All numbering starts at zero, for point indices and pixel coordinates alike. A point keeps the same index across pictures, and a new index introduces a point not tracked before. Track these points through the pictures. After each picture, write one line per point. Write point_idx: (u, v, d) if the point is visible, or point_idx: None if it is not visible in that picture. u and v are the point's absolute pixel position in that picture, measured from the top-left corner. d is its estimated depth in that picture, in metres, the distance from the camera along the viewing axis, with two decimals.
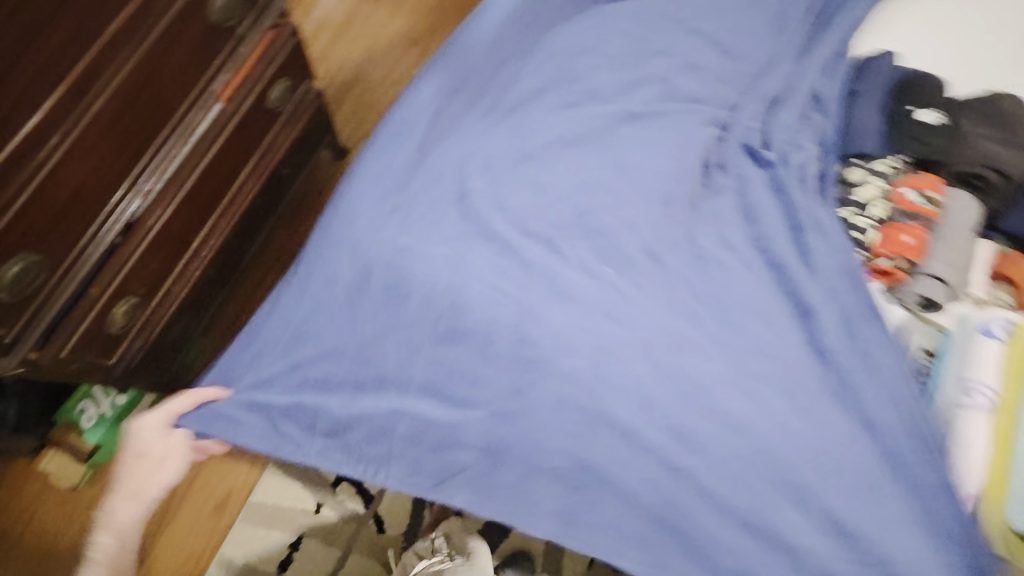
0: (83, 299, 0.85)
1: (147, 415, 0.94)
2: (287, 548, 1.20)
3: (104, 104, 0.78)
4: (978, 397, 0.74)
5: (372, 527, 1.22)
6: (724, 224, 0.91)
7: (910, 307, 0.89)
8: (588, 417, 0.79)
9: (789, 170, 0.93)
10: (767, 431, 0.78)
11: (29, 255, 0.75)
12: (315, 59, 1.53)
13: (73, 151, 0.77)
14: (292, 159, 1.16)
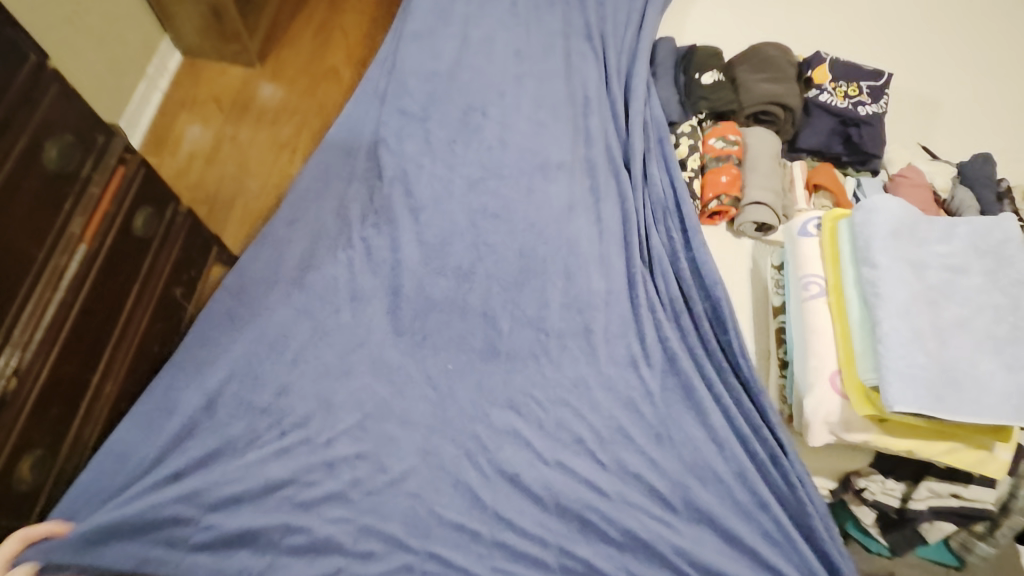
0: None
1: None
2: None
3: None
4: (813, 287, 0.83)
5: None
6: (581, 237, 1.02)
7: (749, 233, 1.04)
8: (498, 428, 0.91)
9: (626, 172, 1.08)
10: (644, 399, 0.92)
11: None
12: (191, 190, 1.59)
13: None
14: (182, 277, 1.17)
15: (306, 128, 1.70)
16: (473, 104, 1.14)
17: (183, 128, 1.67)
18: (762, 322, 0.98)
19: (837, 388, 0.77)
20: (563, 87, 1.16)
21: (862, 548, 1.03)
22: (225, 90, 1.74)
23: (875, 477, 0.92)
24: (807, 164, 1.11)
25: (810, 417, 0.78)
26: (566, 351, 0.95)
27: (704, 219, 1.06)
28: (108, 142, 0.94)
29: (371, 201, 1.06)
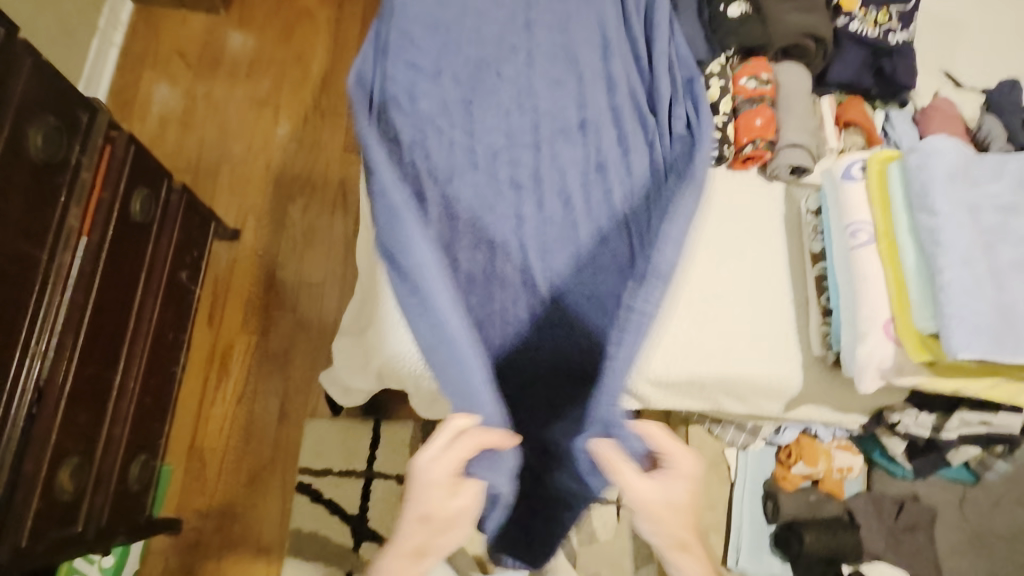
0: (30, 486, 0.75)
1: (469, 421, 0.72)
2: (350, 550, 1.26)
3: None
4: (862, 234, 0.83)
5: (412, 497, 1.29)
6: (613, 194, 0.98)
7: (783, 177, 1.02)
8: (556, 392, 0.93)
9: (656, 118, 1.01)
10: (689, 350, 0.93)
11: None
12: (171, 159, 1.48)
13: None
14: (185, 259, 1.11)
15: (286, 81, 1.57)
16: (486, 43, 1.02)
17: (149, 88, 1.52)
18: (798, 266, 0.98)
19: (890, 335, 0.79)
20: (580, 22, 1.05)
21: (888, 474, 1.10)
22: (190, 41, 1.57)
23: (909, 411, 0.96)
24: (835, 100, 1.08)
25: (863, 365, 0.79)
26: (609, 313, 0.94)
27: (737, 164, 1.02)
28: (92, 121, 0.84)
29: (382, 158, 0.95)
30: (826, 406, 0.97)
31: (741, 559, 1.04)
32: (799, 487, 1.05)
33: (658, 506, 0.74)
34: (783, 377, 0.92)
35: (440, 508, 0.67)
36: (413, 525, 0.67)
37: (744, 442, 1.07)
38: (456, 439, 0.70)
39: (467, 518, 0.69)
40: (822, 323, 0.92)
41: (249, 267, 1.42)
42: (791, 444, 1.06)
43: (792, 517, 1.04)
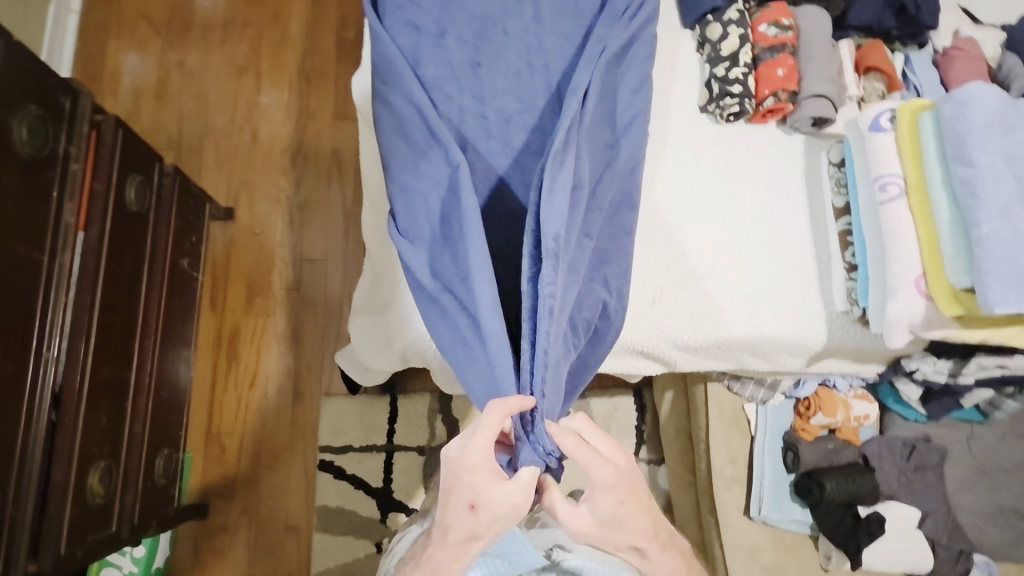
0: (62, 494, 0.74)
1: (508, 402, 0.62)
2: (378, 522, 1.28)
3: None
4: (892, 188, 0.81)
5: (435, 465, 1.30)
6: None
7: (803, 129, 0.99)
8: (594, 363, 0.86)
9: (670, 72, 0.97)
10: (719, 310, 0.91)
11: None
12: (150, 136, 1.39)
13: None
14: (184, 245, 1.06)
15: (264, 44, 1.47)
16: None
17: (117, 58, 1.41)
18: (821, 222, 0.96)
19: (921, 291, 0.79)
20: None
21: (900, 418, 1.13)
22: (155, 4, 1.45)
23: (927, 358, 0.98)
24: (854, 43, 1.03)
25: (893, 321, 0.80)
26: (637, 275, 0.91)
27: (757, 118, 0.98)
28: (76, 106, 0.77)
29: (387, 127, 0.90)
30: (845, 358, 0.99)
31: (764, 508, 1.06)
32: (816, 436, 1.09)
33: (594, 531, 0.63)
34: (809, 336, 0.92)
35: (480, 501, 0.60)
36: (462, 510, 0.61)
37: (764, 397, 1.10)
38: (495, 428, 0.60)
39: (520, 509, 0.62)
40: (847, 279, 0.91)
41: (247, 246, 1.37)
42: (809, 396, 1.09)
43: (811, 466, 1.07)
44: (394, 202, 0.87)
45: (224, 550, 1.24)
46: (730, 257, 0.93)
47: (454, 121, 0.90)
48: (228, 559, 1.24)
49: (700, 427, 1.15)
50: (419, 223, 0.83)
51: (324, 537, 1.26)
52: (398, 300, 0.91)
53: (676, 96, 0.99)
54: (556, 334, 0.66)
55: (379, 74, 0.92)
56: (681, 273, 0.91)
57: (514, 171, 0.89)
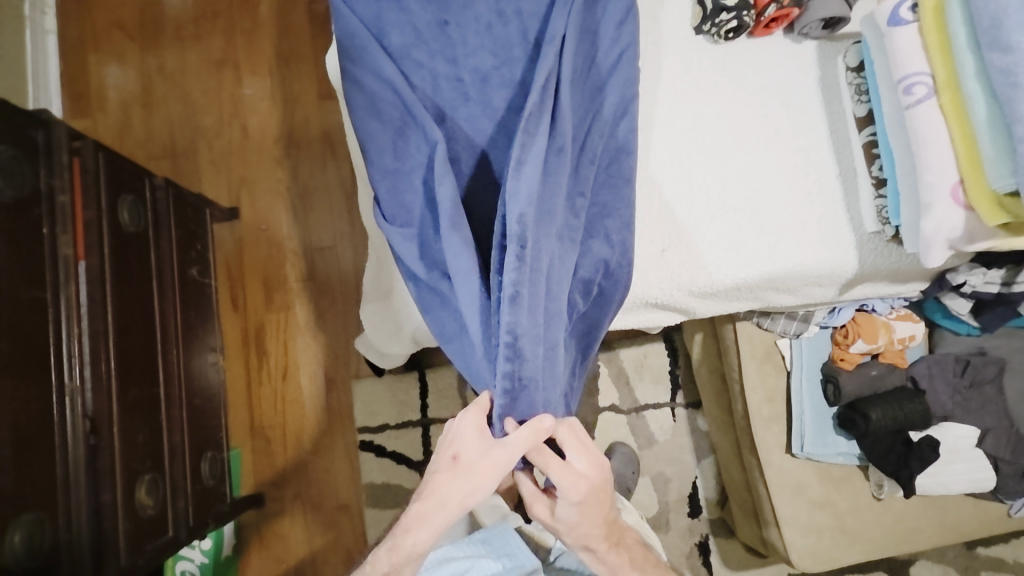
0: (113, 511, 0.77)
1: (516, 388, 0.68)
2: None
3: None
4: (919, 89, 0.72)
5: None
6: None
7: (814, 35, 0.88)
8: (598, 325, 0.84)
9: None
10: (735, 250, 0.85)
11: (31, 522, 0.67)
12: (145, 147, 1.39)
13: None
14: (191, 255, 1.07)
15: (237, 33, 1.42)
16: None
17: (99, 72, 1.40)
18: (842, 135, 0.87)
19: (959, 201, 0.71)
20: None
21: (951, 333, 1.05)
22: (125, 10, 1.42)
23: (976, 270, 0.89)
24: None
25: (929, 239, 0.72)
26: (647, 220, 0.85)
27: (760, 30, 0.88)
28: (50, 138, 0.76)
29: (359, 108, 0.85)
30: (881, 281, 0.92)
31: (807, 444, 1.02)
32: (857, 364, 1.02)
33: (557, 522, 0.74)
34: (838, 263, 0.85)
35: (464, 457, 0.67)
36: (445, 462, 0.68)
37: (797, 330, 1.04)
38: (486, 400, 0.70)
39: (497, 475, 0.66)
40: (876, 196, 0.83)
41: (257, 244, 1.38)
42: (847, 324, 1.02)
43: (854, 397, 1.01)
44: (377, 186, 0.83)
45: (284, 535, 1.31)
46: (742, 190, 0.86)
47: (427, 88, 0.85)
48: (291, 541, 1.31)
49: (733, 368, 1.09)
50: (406, 205, 0.80)
51: (375, 512, 1.31)
52: (400, 287, 0.91)
53: (666, 19, 0.90)
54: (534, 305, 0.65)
55: (343, 49, 0.86)
56: (691, 217, 0.85)
57: (497, 133, 0.84)
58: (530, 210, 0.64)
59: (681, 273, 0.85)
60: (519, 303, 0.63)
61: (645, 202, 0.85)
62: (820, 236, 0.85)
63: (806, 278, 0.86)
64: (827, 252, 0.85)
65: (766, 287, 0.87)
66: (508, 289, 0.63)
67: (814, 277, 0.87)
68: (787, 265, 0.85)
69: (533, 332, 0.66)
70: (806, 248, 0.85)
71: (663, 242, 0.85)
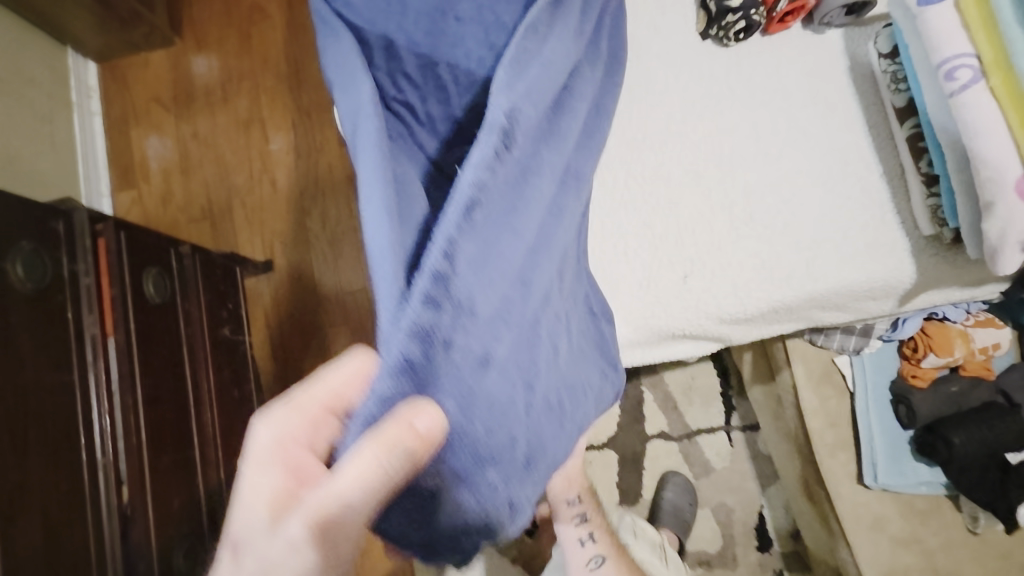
0: None
1: (350, 362, 0.54)
2: None
3: (15, 431, 0.66)
4: (963, 73, 0.62)
5: None
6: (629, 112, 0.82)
7: (837, 22, 0.79)
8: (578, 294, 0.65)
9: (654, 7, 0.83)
10: (767, 267, 0.76)
11: None
12: (185, 210, 1.46)
13: (33, 492, 0.67)
14: (222, 314, 1.10)
15: (261, 92, 1.48)
16: None
17: (141, 145, 1.49)
18: (882, 130, 0.78)
19: None
20: None
21: None
22: (160, 84, 1.51)
23: None
24: None
25: (998, 241, 0.62)
26: (663, 242, 0.79)
27: (774, 26, 0.80)
28: (70, 225, 0.81)
29: None
30: (950, 287, 0.79)
31: (881, 475, 0.90)
32: (933, 380, 0.91)
33: None
34: (891, 273, 0.75)
35: (248, 542, 0.47)
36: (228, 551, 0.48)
37: (857, 346, 0.93)
38: (297, 430, 0.52)
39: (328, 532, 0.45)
40: (928, 196, 0.72)
41: (293, 293, 1.41)
42: (915, 336, 0.91)
43: (931, 417, 0.90)
44: None
45: None
46: (771, 199, 0.78)
47: None
48: None
49: (788, 390, 0.99)
50: None
51: None
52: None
53: (670, 30, 0.84)
54: (496, 244, 0.46)
55: None
56: (714, 234, 0.78)
57: None
58: (523, 111, 0.49)
59: (706, 300, 0.77)
60: (477, 223, 0.44)
61: (659, 224, 0.79)
62: (867, 243, 0.76)
63: (858, 290, 0.76)
64: (876, 261, 0.75)
65: (811, 303, 0.78)
66: (465, 194, 0.43)
67: (866, 291, 0.77)
68: (831, 279, 0.76)
69: (490, 278, 0.45)
70: (851, 258, 0.75)
71: (682, 265, 0.78)
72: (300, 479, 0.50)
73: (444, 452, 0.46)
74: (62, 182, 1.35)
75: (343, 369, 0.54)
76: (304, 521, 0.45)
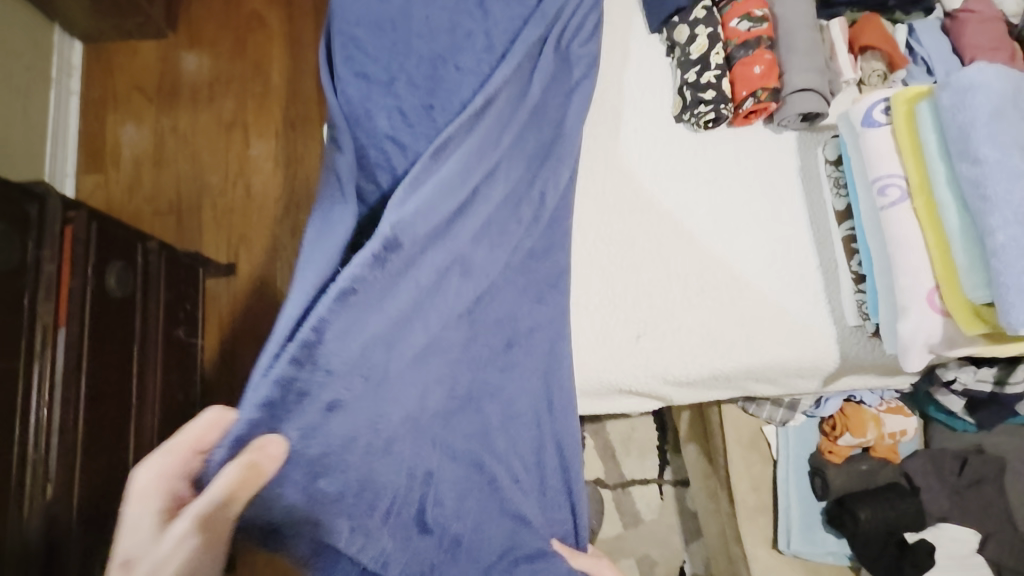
0: None
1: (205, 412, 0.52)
2: None
3: None
4: (893, 191, 0.71)
5: None
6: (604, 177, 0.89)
7: (793, 126, 0.89)
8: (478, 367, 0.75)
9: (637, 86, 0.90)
10: (712, 338, 0.83)
11: None
12: (152, 203, 1.44)
13: None
14: (178, 316, 1.09)
15: (248, 98, 1.49)
16: (438, 34, 0.90)
17: (116, 131, 1.47)
18: (822, 226, 0.87)
19: (936, 305, 0.69)
20: None
21: (946, 429, 1.01)
22: (145, 73, 1.50)
23: (965, 367, 0.86)
24: (847, 21, 0.93)
25: (907, 342, 0.70)
26: (622, 301, 0.84)
27: (739, 121, 0.89)
28: (42, 211, 0.80)
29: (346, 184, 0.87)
30: (870, 374, 0.88)
31: (794, 542, 0.96)
32: (847, 457, 0.99)
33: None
34: (819, 356, 0.83)
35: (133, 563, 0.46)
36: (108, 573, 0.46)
37: (783, 418, 1.00)
38: (170, 467, 0.51)
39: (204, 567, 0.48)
40: (857, 291, 0.82)
41: (251, 300, 1.39)
42: (834, 415, 0.99)
43: (842, 491, 0.97)
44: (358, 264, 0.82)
45: None
46: (722, 275, 0.85)
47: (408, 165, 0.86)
48: None
49: (719, 453, 1.05)
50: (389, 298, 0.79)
51: None
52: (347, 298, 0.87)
53: (649, 109, 0.92)
54: (359, 325, 0.58)
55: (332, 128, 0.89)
56: (668, 301, 0.84)
57: None
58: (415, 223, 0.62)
59: (655, 360, 0.83)
60: (348, 307, 0.56)
61: (620, 284, 0.85)
62: (802, 326, 0.83)
63: (791, 368, 0.84)
64: (809, 344, 0.83)
65: (749, 376, 0.84)
66: (339, 286, 0.55)
67: (799, 370, 0.84)
68: (768, 355, 0.83)
69: (350, 345, 0.57)
70: (788, 339, 0.83)
71: (636, 325, 0.83)
72: (175, 506, 0.51)
73: (282, 477, 0.56)
74: (27, 157, 1.31)
75: (204, 418, 0.52)
76: (185, 522, 0.47)
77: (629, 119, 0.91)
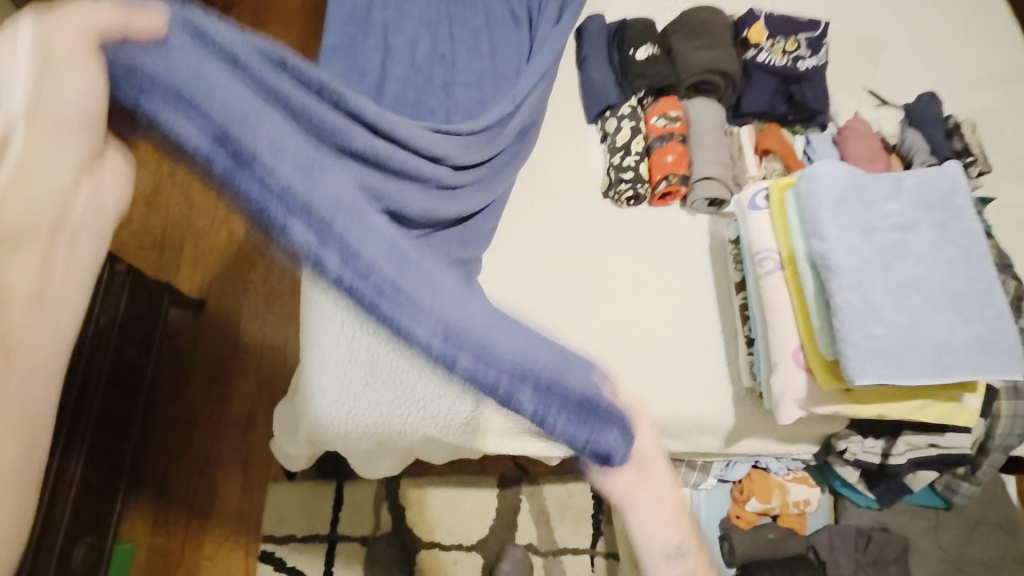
0: None
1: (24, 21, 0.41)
2: None
3: None
4: (768, 262, 0.82)
5: (378, 552, 1.27)
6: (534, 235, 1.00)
7: (703, 209, 1.02)
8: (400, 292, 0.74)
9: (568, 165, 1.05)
10: (617, 385, 0.90)
11: None
12: (137, 237, 1.54)
13: None
14: (134, 335, 1.15)
15: None
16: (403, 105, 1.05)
17: None
18: (723, 294, 0.98)
19: (801, 363, 0.77)
20: (494, 75, 1.08)
21: (853, 505, 1.03)
22: None
23: (853, 437, 0.91)
24: (753, 128, 1.09)
25: (778, 395, 0.77)
26: None
27: (656, 200, 1.03)
28: None
29: None
30: (768, 438, 0.93)
31: None
32: (754, 525, 1.02)
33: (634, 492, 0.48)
34: (714, 412, 0.90)
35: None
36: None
37: (696, 480, 1.03)
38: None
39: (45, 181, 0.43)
40: (748, 354, 0.90)
41: (211, 334, 1.44)
42: (743, 480, 1.02)
43: (747, 559, 1.00)
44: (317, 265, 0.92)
45: None
46: (631, 332, 0.94)
47: None
48: None
49: None
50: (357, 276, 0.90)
51: None
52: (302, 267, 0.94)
53: (581, 184, 1.05)
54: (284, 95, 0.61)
55: None
56: (580, 351, 0.92)
57: None
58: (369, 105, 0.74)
59: None
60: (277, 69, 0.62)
61: (540, 330, 0.93)
62: (701, 383, 0.91)
63: (691, 421, 0.90)
64: (705, 400, 0.90)
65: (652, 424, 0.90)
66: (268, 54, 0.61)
67: (697, 425, 0.90)
68: (669, 405, 0.89)
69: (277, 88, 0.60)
70: (687, 393, 0.90)
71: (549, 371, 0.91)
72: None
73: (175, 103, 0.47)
74: None
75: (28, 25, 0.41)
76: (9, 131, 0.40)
77: (560, 189, 1.04)
